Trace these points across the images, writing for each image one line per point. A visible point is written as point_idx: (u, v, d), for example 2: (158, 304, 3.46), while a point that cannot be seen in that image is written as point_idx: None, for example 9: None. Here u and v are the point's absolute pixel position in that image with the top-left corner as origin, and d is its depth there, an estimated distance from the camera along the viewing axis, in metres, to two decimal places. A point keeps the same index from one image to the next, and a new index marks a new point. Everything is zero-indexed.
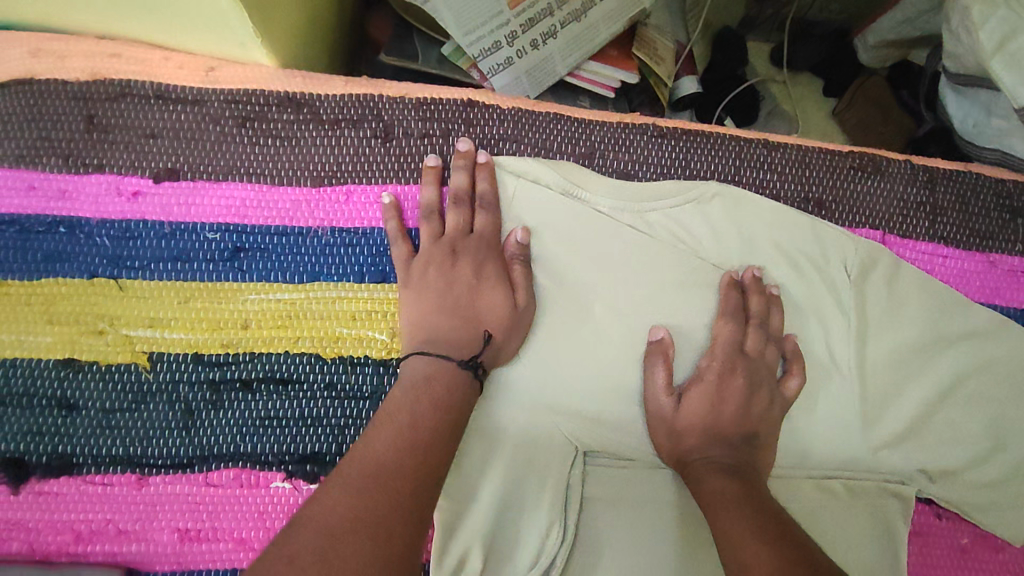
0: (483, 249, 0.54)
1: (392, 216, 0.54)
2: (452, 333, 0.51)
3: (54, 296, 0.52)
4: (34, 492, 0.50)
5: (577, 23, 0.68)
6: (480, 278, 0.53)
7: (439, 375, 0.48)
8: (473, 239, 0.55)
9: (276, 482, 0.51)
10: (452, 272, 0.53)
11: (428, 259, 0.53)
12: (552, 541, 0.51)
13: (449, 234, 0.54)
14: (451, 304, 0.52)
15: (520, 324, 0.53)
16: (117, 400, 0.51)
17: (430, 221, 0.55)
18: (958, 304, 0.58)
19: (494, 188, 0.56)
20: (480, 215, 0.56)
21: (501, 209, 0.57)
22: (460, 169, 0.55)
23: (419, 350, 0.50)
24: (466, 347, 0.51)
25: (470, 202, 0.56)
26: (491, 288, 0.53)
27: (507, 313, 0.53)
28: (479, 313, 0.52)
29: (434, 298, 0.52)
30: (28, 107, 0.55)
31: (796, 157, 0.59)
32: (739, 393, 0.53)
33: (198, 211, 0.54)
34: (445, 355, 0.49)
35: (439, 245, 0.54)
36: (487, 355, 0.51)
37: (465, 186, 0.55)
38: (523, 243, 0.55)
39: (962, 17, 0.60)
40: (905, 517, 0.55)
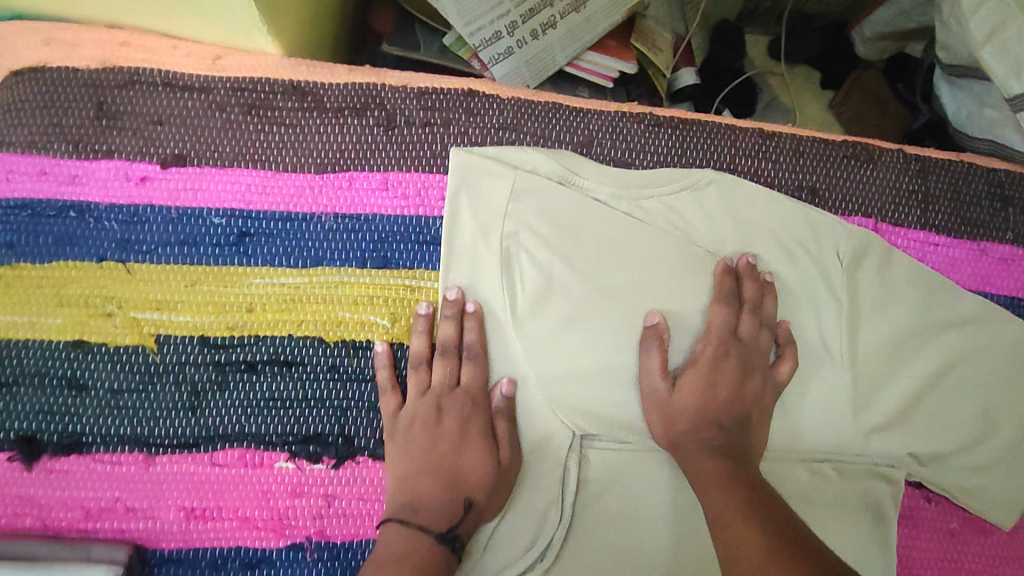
0: (469, 404, 0.54)
1: (383, 365, 0.54)
2: (429, 491, 0.50)
3: (64, 279, 0.53)
4: (45, 470, 0.51)
5: (578, 14, 0.69)
6: (464, 435, 0.53)
7: (416, 545, 0.47)
8: (459, 394, 0.54)
9: (280, 462, 0.52)
10: (436, 429, 0.52)
11: (413, 416, 0.52)
12: (550, 522, 0.53)
13: (435, 387, 0.54)
14: (431, 459, 0.51)
15: (503, 482, 0.52)
16: (125, 380, 0.53)
17: (417, 372, 0.54)
18: (948, 291, 0.59)
19: (482, 340, 0.55)
20: (467, 368, 0.55)
21: (490, 346, 0.56)
22: (447, 317, 0.55)
23: (398, 516, 0.49)
24: (443, 517, 0.49)
25: (457, 352, 0.55)
26: (475, 446, 0.52)
27: (490, 468, 0.52)
28: (461, 470, 0.51)
29: (417, 455, 0.51)
30: (39, 93, 0.56)
31: (790, 145, 0.61)
32: (731, 376, 0.55)
33: (204, 196, 0.55)
34: (425, 527, 0.48)
35: (425, 400, 0.53)
36: (468, 524, 0.50)
37: (452, 338, 0.55)
38: (508, 397, 0.55)
39: (954, 8, 0.61)
40: (894, 499, 0.56)
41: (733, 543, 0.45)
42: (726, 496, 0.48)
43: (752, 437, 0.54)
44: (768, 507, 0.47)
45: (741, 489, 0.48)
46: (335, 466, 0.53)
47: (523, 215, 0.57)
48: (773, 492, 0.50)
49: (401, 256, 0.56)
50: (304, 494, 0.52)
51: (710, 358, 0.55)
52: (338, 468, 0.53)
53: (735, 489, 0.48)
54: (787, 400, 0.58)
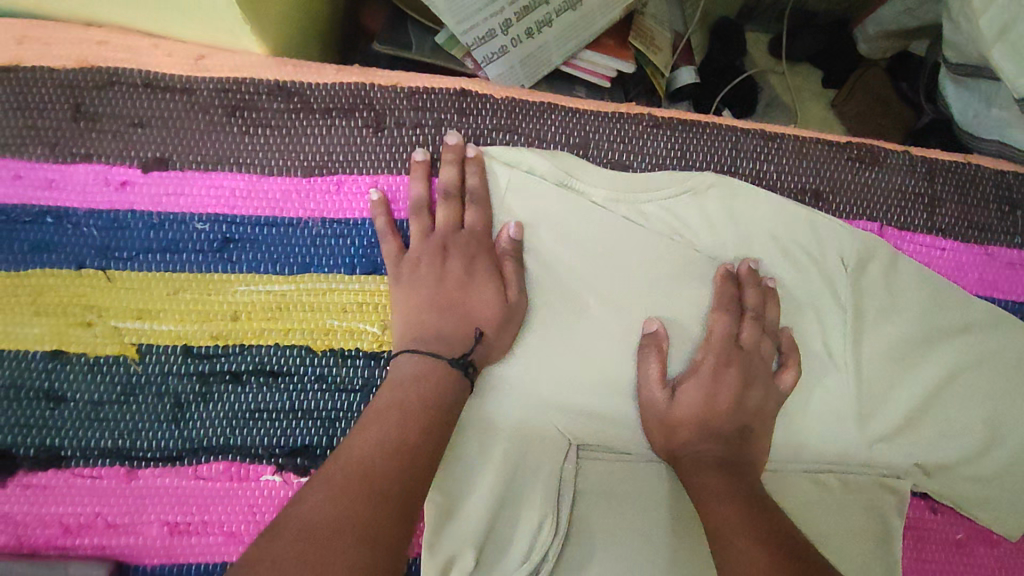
0: (475, 244, 0.54)
1: (380, 214, 0.53)
2: (443, 326, 0.51)
3: (41, 287, 0.52)
4: (22, 484, 0.49)
5: (574, 11, 0.66)
6: (470, 274, 0.53)
7: (430, 380, 0.48)
8: (464, 234, 0.54)
9: (266, 475, 0.51)
10: (442, 268, 0.53)
11: (418, 258, 0.53)
12: (544, 536, 0.51)
13: (440, 228, 0.54)
14: (442, 300, 0.52)
15: (513, 316, 0.53)
16: (105, 392, 0.51)
17: (419, 219, 0.54)
18: (955, 297, 0.57)
19: (486, 183, 0.55)
20: (471, 211, 0.55)
21: (495, 205, 0.56)
22: (449, 162, 0.55)
23: (410, 347, 0.50)
24: (456, 346, 0.50)
25: (461, 195, 0.55)
26: (483, 285, 0.53)
27: (499, 303, 0.53)
28: (471, 306, 0.52)
29: (423, 294, 0.52)
30: (13, 95, 0.54)
31: (793, 147, 0.59)
32: (733, 388, 0.53)
33: (186, 201, 0.53)
34: (437, 355, 0.49)
35: (429, 242, 0.53)
36: (479, 354, 0.51)
37: (455, 179, 0.55)
38: (515, 239, 0.55)
39: (962, 6, 0.59)
40: (901, 512, 0.54)
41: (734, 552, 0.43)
42: (727, 506, 0.47)
43: (754, 443, 0.52)
44: (769, 515, 0.46)
45: (743, 499, 0.47)
46: None
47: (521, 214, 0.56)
48: (775, 505, 0.48)
49: None
50: None
51: (711, 365, 0.53)
52: None
53: (736, 500, 0.47)
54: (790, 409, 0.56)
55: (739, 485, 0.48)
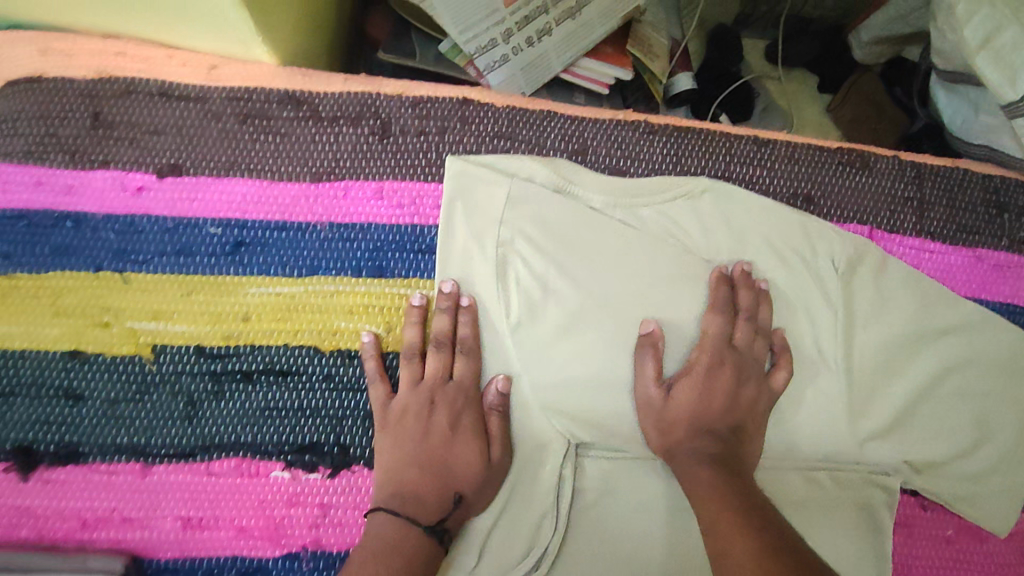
0: (461, 398, 0.54)
1: (370, 357, 0.54)
2: (421, 487, 0.50)
3: (60, 289, 0.54)
4: (42, 480, 0.51)
5: (572, 20, 0.69)
6: (455, 430, 0.53)
7: (405, 545, 0.48)
8: (452, 389, 0.54)
9: (276, 471, 0.52)
10: (428, 422, 0.53)
11: (405, 406, 0.53)
12: (544, 531, 0.54)
13: (428, 378, 0.54)
14: (423, 457, 0.51)
15: (494, 477, 0.53)
16: (122, 390, 0.53)
17: (410, 364, 0.54)
18: (943, 297, 0.59)
19: (476, 335, 0.55)
20: (461, 361, 0.55)
21: (483, 336, 0.56)
22: (442, 310, 0.55)
23: (386, 508, 0.49)
24: (433, 512, 0.50)
25: (452, 346, 0.55)
26: (466, 442, 0.52)
27: (479, 466, 0.52)
28: (450, 467, 0.52)
29: (406, 449, 0.51)
30: (35, 104, 0.56)
31: (784, 152, 0.61)
32: (727, 384, 0.55)
33: (199, 205, 0.55)
34: (414, 519, 0.49)
35: (417, 393, 0.53)
36: (455, 521, 0.51)
37: (446, 331, 0.55)
38: (503, 393, 0.55)
39: (948, 15, 0.61)
40: (890, 507, 0.56)
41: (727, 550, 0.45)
42: (721, 503, 0.48)
43: (748, 445, 0.54)
44: (763, 512, 0.48)
45: (738, 497, 0.49)
46: (331, 475, 0.53)
47: (521, 221, 0.57)
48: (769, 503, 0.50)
49: (396, 265, 0.56)
50: (300, 503, 0.52)
51: (705, 365, 0.55)
52: (334, 477, 0.53)
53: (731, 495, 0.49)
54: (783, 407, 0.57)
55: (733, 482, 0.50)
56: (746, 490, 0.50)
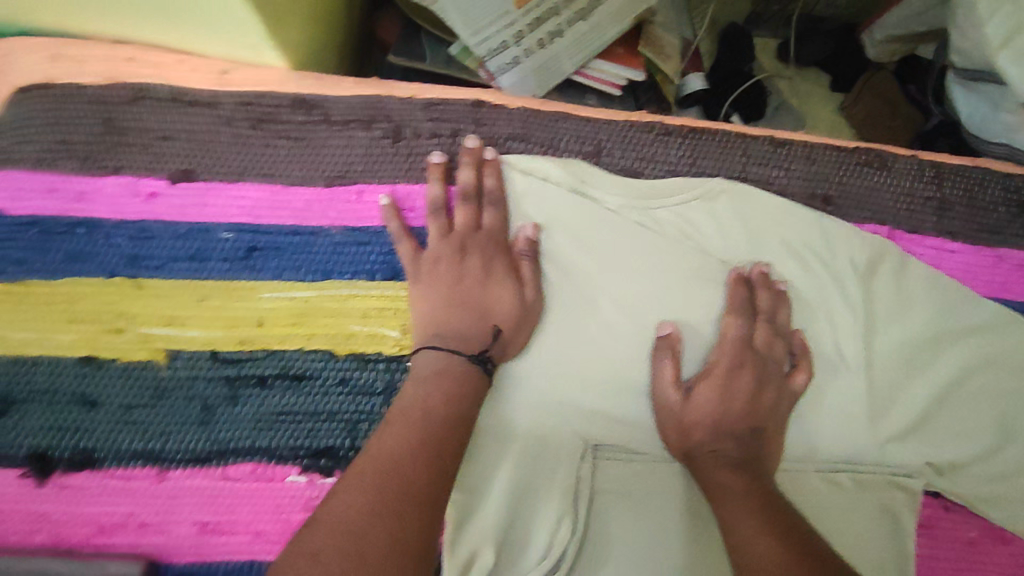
0: (492, 244, 0.54)
1: (391, 216, 0.55)
2: (459, 322, 0.51)
3: (73, 295, 0.53)
4: (58, 485, 0.51)
5: (584, 22, 0.69)
6: (488, 275, 0.53)
7: (451, 376, 0.49)
8: (481, 235, 0.55)
9: (292, 476, 0.52)
10: (461, 267, 0.53)
11: (437, 255, 0.53)
12: (563, 535, 0.52)
13: (457, 229, 0.54)
14: (457, 297, 0.52)
15: (529, 317, 0.54)
16: (137, 396, 0.53)
17: (436, 216, 0.55)
18: (965, 299, 0.58)
19: (501, 186, 0.56)
20: (488, 212, 0.55)
21: (511, 207, 0.57)
22: (466, 165, 0.55)
23: (432, 342, 0.50)
24: (473, 342, 0.51)
25: (478, 197, 0.55)
26: (500, 283, 0.53)
27: (516, 305, 0.53)
28: (485, 304, 0.52)
29: (440, 290, 0.52)
30: (47, 110, 0.56)
31: (802, 152, 0.60)
32: (747, 387, 0.54)
33: (212, 212, 0.55)
34: (457, 351, 0.50)
35: (446, 243, 0.54)
36: (497, 353, 0.52)
37: (471, 181, 0.55)
38: (532, 239, 0.55)
39: (967, 13, 0.60)
40: (912, 510, 0.55)
41: (750, 552, 0.44)
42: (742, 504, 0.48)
43: (768, 444, 0.53)
44: (785, 515, 0.47)
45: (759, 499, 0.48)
46: None
47: (538, 217, 0.57)
48: (789, 505, 0.49)
49: None
50: (316, 507, 0.52)
51: (724, 368, 0.54)
52: None
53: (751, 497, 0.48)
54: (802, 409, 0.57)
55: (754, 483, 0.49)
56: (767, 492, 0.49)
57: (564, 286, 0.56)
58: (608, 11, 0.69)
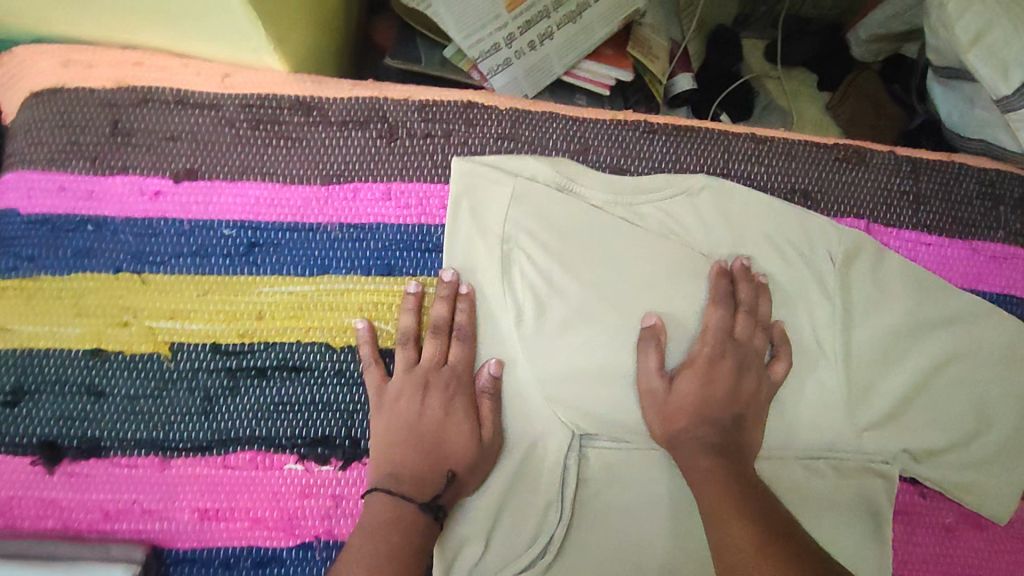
0: (455, 382, 0.56)
1: (367, 343, 0.56)
2: (412, 466, 0.52)
3: (82, 290, 0.56)
4: (67, 473, 0.53)
5: (573, 24, 0.71)
6: (448, 415, 0.54)
7: (404, 517, 0.50)
8: (447, 372, 0.56)
9: (289, 464, 0.54)
10: (421, 407, 0.54)
11: (399, 390, 0.54)
12: (550, 519, 0.55)
13: (423, 364, 0.55)
14: (417, 438, 0.53)
15: (486, 458, 0.55)
16: (141, 386, 0.55)
17: (405, 350, 0.56)
18: (941, 289, 0.60)
19: (472, 319, 0.57)
20: (455, 347, 0.56)
21: (480, 328, 0.57)
22: (441, 298, 0.56)
23: (387, 480, 0.51)
24: (426, 487, 0.52)
25: (448, 331, 0.56)
26: (458, 422, 0.54)
27: (472, 450, 0.54)
28: (443, 448, 0.53)
29: (401, 431, 0.53)
30: (58, 113, 0.58)
31: (782, 149, 0.62)
32: (728, 374, 0.56)
33: (215, 208, 0.57)
34: (410, 498, 0.51)
35: (412, 377, 0.55)
36: (450, 495, 0.52)
37: (445, 316, 0.56)
38: (496, 376, 0.56)
39: (941, 13, 0.63)
40: (889, 495, 0.57)
41: (726, 537, 0.46)
42: (721, 491, 0.50)
43: (749, 436, 0.55)
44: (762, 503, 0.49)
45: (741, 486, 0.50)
46: (343, 467, 0.54)
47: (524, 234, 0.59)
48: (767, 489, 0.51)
49: (403, 265, 0.58)
50: (313, 494, 0.54)
51: (706, 358, 0.56)
52: (346, 469, 0.54)
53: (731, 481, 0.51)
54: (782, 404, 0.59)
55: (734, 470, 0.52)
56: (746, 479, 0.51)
57: (533, 373, 0.57)
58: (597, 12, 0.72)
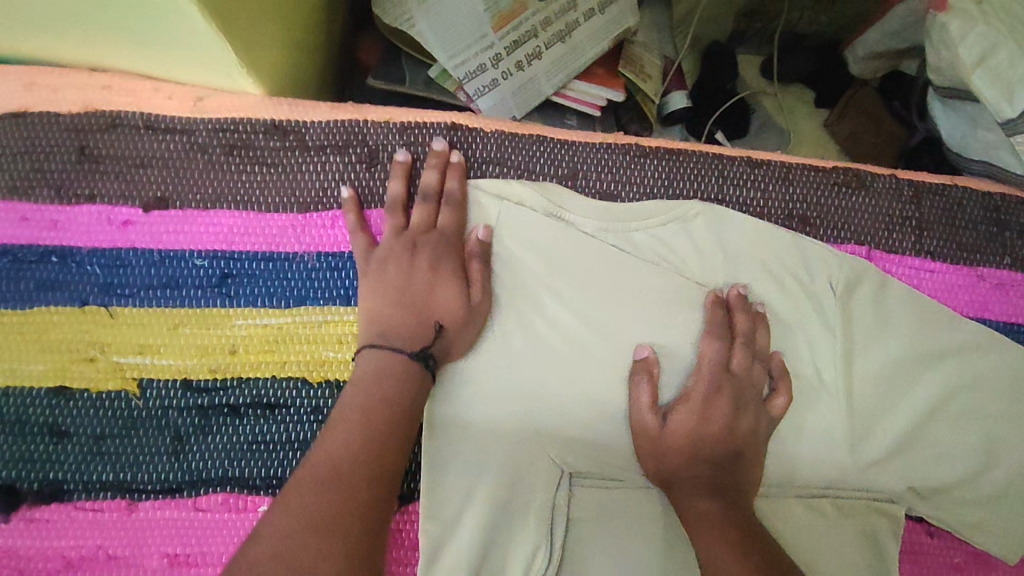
0: (443, 244, 0.55)
1: (351, 211, 0.55)
2: (400, 325, 0.51)
3: (45, 325, 0.53)
4: (25, 519, 0.50)
5: (562, 44, 0.69)
6: (436, 273, 0.54)
7: (396, 365, 0.50)
8: (436, 234, 0.55)
9: (263, 506, 0.52)
10: (410, 263, 0.54)
11: (387, 252, 0.54)
12: (538, 563, 0.52)
13: (411, 228, 0.55)
14: (405, 294, 0.53)
15: (475, 317, 0.54)
16: (108, 425, 0.52)
17: (394, 213, 0.56)
18: (945, 319, 0.58)
19: (463, 189, 0.57)
20: (445, 212, 0.56)
21: (471, 209, 0.58)
22: (431, 167, 0.57)
23: (375, 341, 0.51)
24: (416, 339, 0.51)
25: (437, 199, 0.57)
26: (445, 283, 0.53)
27: (460, 304, 0.53)
28: (430, 303, 0.53)
29: (388, 287, 0.52)
30: (21, 139, 0.56)
31: (779, 173, 0.60)
32: (725, 410, 0.53)
33: (187, 238, 0.55)
34: (400, 348, 0.50)
35: (400, 240, 0.55)
36: (439, 349, 0.52)
37: (434, 183, 0.56)
38: (483, 241, 0.56)
39: (942, 33, 0.60)
40: (895, 535, 0.55)
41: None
42: (719, 535, 0.48)
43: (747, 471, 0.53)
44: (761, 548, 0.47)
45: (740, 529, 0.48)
46: None
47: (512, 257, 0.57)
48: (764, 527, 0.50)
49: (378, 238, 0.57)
50: None
51: (701, 393, 0.54)
52: None
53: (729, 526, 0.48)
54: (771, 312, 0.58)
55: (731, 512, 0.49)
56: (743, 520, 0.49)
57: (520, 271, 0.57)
58: (587, 33, 0.70)
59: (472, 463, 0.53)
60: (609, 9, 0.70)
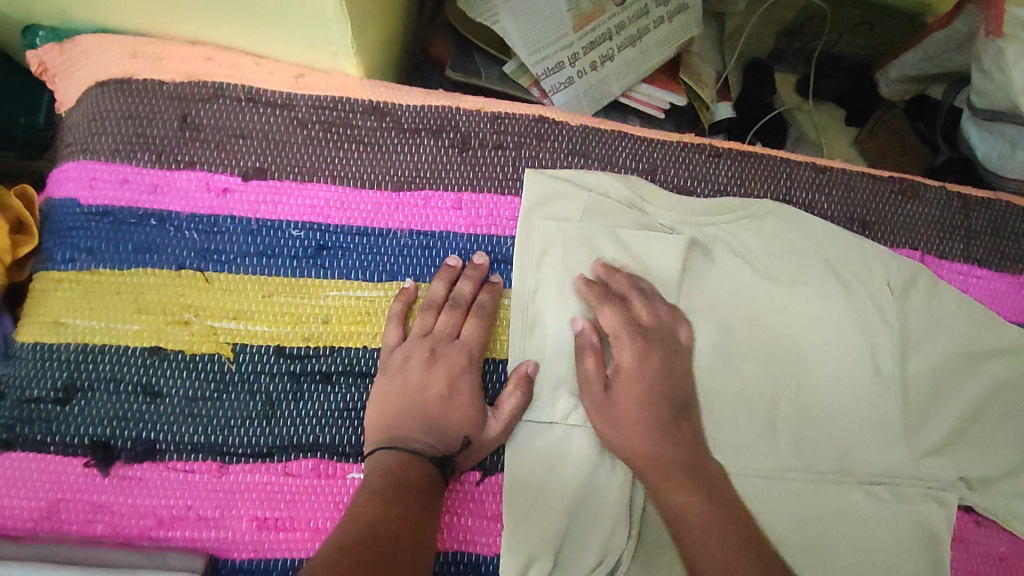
0: (463, 361, 0.54)
1: (400, 299, 0.56)
2: (416, 437, 0.52)
3: (143, 286, 0.54)
4: (119, 476, 0.51)
5: (632, 47, 0.73)
6: (453, 392, 0.54)
7: (413, 473, 0.50)
8: (457, 346, 0.55)
9: (352, 473, 0.52)
10: (428, 372, 0.53)
11: (409, 354, 0.54)
12: (618, 538, 0.54)
13: (438, 331, 0.55)
14: (416, 406, 0.53)
15: (480, 450, 0.53)
16: (200, 388, 0.53)
17: (424, 316, 0.56)
18: (994, 319, 0.61)
19: (496, 301, 0.57)
20: (471, 322, 0.56)
21: (511, 320, 0.57)
22: (466, 278, 0.57)
23: (387, 443, 0.51)
24: (439, 446, 0.52)
25: (467, 306, 0.56)
26: (463, 401, 0.53)
27: (472, 431, 0.53)
28: (446, 421, 0.53)
29: (400, 398, 0.53)
30: (125, 104, 0.57)
31: (841, 179, 0.64)
32: (678, 364, 0.56)
33: (284, 209, 0.56)
34: (416, 456, 0.51)
35: (424, 341, 0.55)
36: (460, 458, 0.52)
37: (468, 294, 0.56)
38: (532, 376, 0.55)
39: (996, 57, 0.65)
40: (947, 523, 0.58)
41: None
42: (669, 483, 0.52)
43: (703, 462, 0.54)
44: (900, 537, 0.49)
45: (696, 494, 0.51)
46: None
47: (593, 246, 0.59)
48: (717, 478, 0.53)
49: (416, 269, 0.57)
50: None
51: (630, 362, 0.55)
52: None
53: (685, 497, 0.51)
54: (803, 351, 0.60)
55: (677, 490, 0.51)
56: (694, 491, 0.52)
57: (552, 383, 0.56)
58: (655, 39, 0.73)
59: (552, 440, 0.55)
60: (676, 19, 0.74)
